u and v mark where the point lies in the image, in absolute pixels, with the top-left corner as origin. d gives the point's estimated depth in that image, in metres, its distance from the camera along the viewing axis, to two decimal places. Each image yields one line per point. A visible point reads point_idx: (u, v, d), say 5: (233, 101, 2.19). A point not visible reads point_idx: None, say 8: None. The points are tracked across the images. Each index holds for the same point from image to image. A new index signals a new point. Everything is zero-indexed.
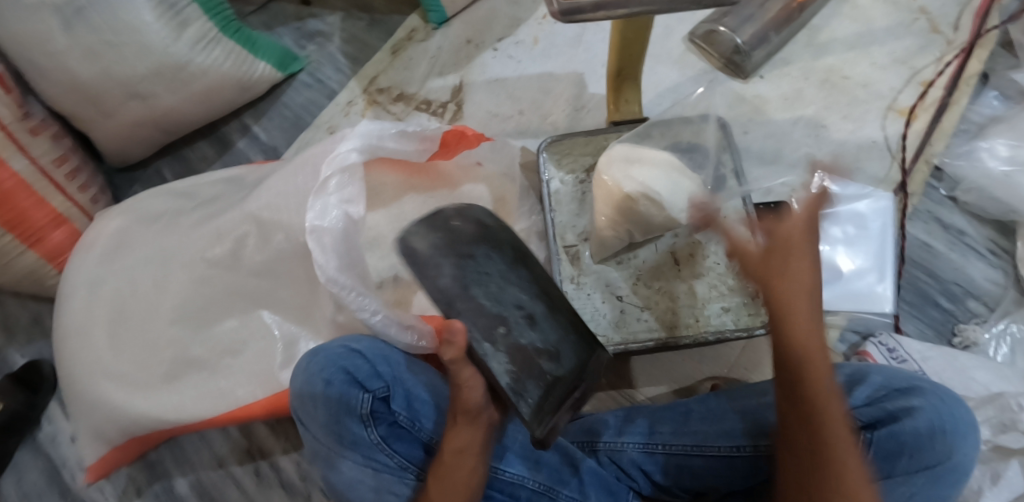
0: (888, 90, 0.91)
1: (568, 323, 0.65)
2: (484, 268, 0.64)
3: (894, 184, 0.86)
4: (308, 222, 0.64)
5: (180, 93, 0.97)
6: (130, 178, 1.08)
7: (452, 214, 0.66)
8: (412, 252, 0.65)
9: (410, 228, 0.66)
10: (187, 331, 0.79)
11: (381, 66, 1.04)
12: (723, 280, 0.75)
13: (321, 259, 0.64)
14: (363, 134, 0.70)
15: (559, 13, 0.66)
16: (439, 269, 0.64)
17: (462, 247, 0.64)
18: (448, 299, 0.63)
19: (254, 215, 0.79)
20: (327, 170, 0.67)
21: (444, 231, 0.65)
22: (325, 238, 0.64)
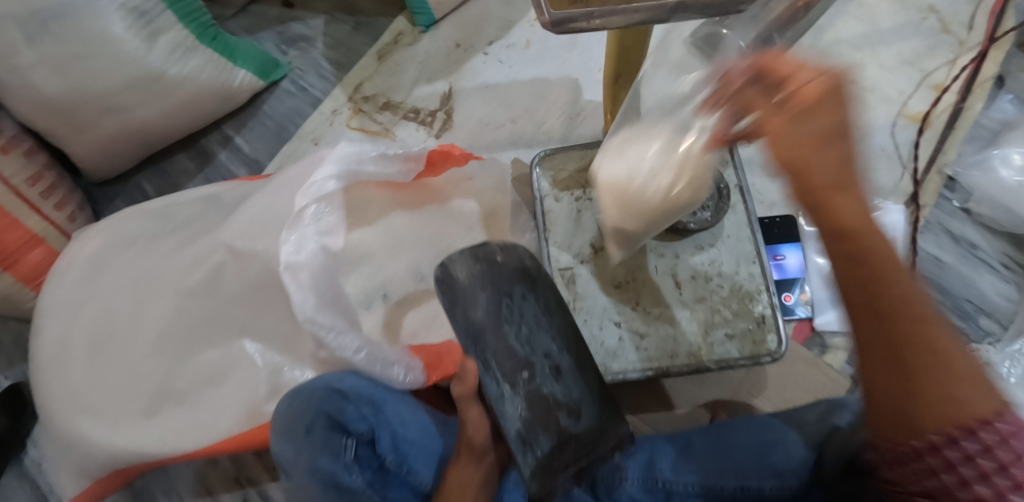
0: (897, 94, 0.87)
1: (593, 384, 0.64)
2: (522, 307, 0.62)
3: (905, 195, 0.82)
4: (284, 259, 0.60)
5: (157, 106, 0.92)
6: (110, 192, 1.04)
7: (498, 246, 0.64)
8: (450, 279, 0.62)
9: (455, 254, 0.63)
10: (165, 363, 0.75)
11: (366, 72, 0.99)
12: (727, 304, 0.71)
13: (298, 298, 0.61)
14: (340, 159, 0.66)
15: (550, 23, 0.61)
16: (474, 300, 0.61)
17: (502, 283, 0.62)
18: (477, 334, 0.61)
19: (228, 244, 0.75)
20: (304, 200, 0.64)
21: (488, 263, 0.63)
22: (302, 274, 0.61)
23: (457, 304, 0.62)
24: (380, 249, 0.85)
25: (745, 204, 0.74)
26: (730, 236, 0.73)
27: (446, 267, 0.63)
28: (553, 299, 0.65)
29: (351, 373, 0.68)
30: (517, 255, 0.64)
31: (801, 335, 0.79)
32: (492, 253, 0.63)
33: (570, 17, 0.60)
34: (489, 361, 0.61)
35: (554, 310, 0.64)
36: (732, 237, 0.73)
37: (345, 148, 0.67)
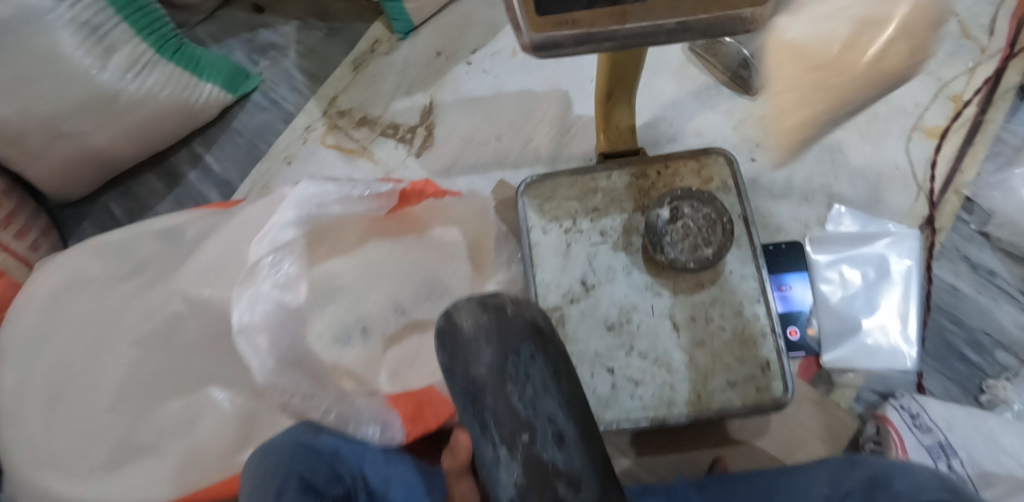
0: (913, 106, 0.80)
1: (604, 461, 0.53)
2: (529, 364, 0.54)
3: (920, 219, 0.77)
4: (235, 322, 0.54)
5: (113, 129, 0.86)
6: (78, 215, 0.97)
7: (509, 300, 0.57)
8: (453, 329, 0.56)
9: (462, 302, 0.57)
10: (126, 417, 0.70)
11: (341, 84, 0.93)
12: (728, 349, 0.66)
13: (254, 362, 0.55)
14: (300, 202, 0.60)
15: (531, 45, 0.52)
16: (477, 353, 0.54)
17: (508, 337, 0.54)
18: (476, 393, 0.54)
19: (185, 292, 0.72)
20: (258, 250, 0.58)
21: (498, 313, 0.56)
22: (257, 338, 0.55)
23: (458, 358, 0.55)
24: (356, 280, 0.78)
25: (750, 237, 0.68)
26: (734, 272, 0.68)
27: (450, 315, 0.56)
28: (565, 360, 0.57)
29: (309, 427, 0.62)
30: (529, 309, 0.56)
31: (808, 373, 0.75)
32: (502, 304, 0.56)
33: (554, 42, 0.52)
34: (486, 423, 0.53)
35: (564, 370, 0.55)
36: (736, 274, 0.68)
37: (306, 188, 0.61)
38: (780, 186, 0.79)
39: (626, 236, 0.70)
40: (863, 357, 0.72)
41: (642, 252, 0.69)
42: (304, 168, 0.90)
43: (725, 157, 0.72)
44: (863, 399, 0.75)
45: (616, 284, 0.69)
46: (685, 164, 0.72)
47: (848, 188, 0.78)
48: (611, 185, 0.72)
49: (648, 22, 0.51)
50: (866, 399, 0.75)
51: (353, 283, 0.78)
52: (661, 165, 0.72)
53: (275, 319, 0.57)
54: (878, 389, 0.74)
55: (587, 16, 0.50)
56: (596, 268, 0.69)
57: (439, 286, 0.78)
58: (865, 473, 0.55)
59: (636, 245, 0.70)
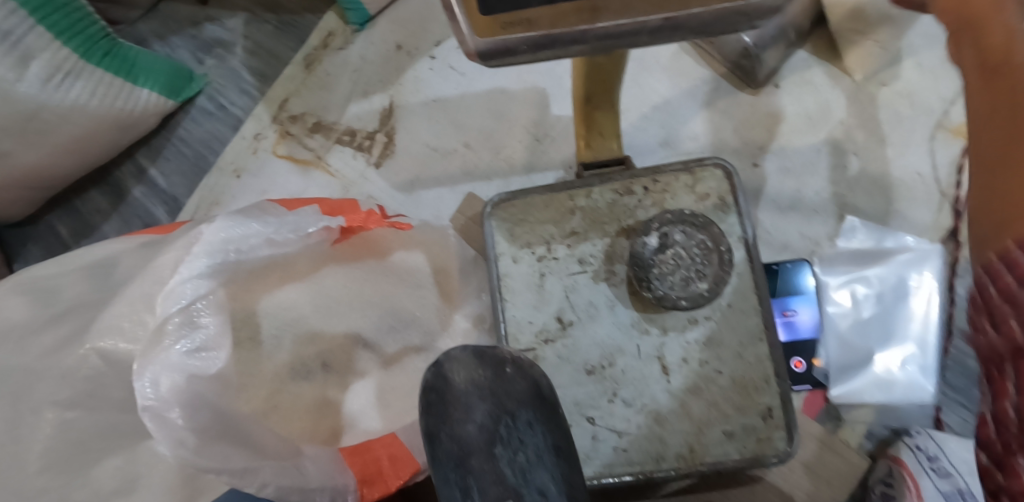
0: (938, 101, 0.69)
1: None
2: (523, 430, 0.46)
3: (944, 231, 0.67)
4: (140, 401, 0.48)
5: (40, 147, 0.77)
6: (22, 236, 0.89)
7: (510, 357, 0.49)
8: (442, 384, 0.48)
9: (455, 353, 0.49)
10: (57, 480, 0.60)
11: (293, 85, 0.83)
12: (724, 395, 0.58)
13: (167, 446, 0.48)
14: (212, 246, 0.54)
15: (478, 53, 0.41)
16: (467, 412, 0.46)
17: (501, 398, 0.47)
18: (462, 456, 0.44)
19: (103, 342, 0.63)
20: (166, 310, 0.52)
21: (496, 372, 0.48)
22: (171, 415, 0.48)
23: (443, 416, 0.46)
24: (312, 312, 0.71)
25: (752, 264, 0.59)
26: (734, 306, 0.59)
27: (440, 367, 0.49)
28: (568, 437, 0.48)
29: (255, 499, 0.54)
30: (534, 371, 0.48)
31: (812, 408, 0.67)
32: (502, 360, 0.48)
33: (505, 47, 0.40)
34: (468, 492, 0.43)
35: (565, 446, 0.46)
36: (736, 308, 0.59)
37: (221, 227, 0.55)
38: (786, 197, 0.70)
39: (608, 265, 0.61)
40: (878, 390, 0.64)
41: (627, 284, 0.61)
42: (255, 182, 0.82)
43: (723, 168, 0.63)
44: (874, 434, 0.66)
45: (597, 321, 0.60)
46: (677, 178, 0.62)
47: (866, 199, 0.69)
48: (592, 205, 0.63)
49: (623, 19, 0.40)
50: (876, 434, 0.66)
51: (309, 318, 0.71)
52: (649, 179, 0.63)
53: (188, 392, 0.50)
54: (891, 424, 0.66)
55: (547, 15, 0.39)
56: (575, 303, 0.61)
57: (401, 318, 0.71)
58: None
59: (620, 275, 0.61)
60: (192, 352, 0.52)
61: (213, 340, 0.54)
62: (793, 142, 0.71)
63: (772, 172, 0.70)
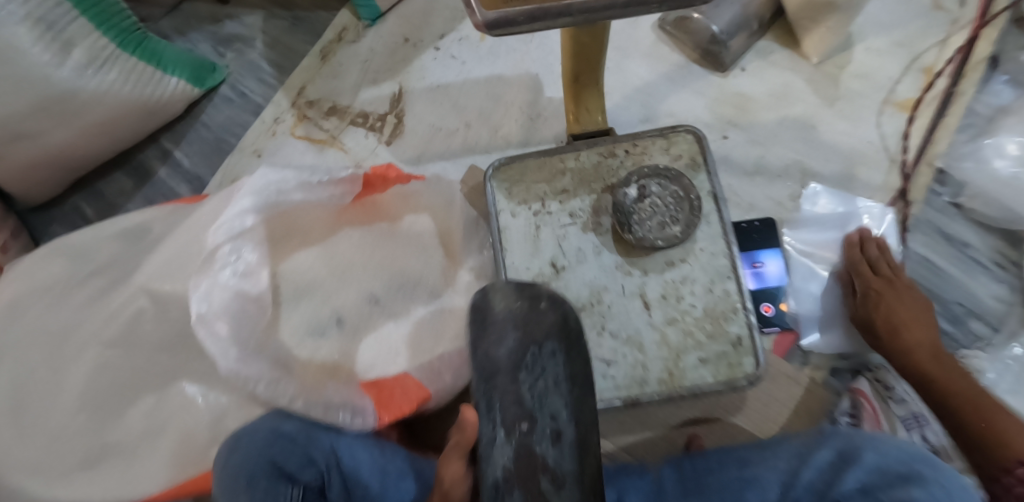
0: (886, 81, 0.79)
1: (591, 472, 0.55)
2: (544, 359, 0.57)
3: (894, 192, 0.76)
4: (193, 310, 0.53)
5: (73, 127, 0.84)
6: (47, 217, 0.96)
7: (544, 294, 0.61)
8: (487, 308, 0.60)
9: (500, 285, 0.61)
10: (95, 420, 0.70)
11: (308, 74, 0.92)
12: (699, 326, 0.65)
13: (218, 352, 0.54)
14: (258, 190, 0.59)
15: (486, 24, 0.50)
16: (501, 336, 0.58)
17: (530, 330, 0.58)
18: (492, 372, 0.57)
19: (144, 288, 0.71)
20: (216, 239, 0.57)
21: (530, 308, 0.60)
22: (218, 326, 0.54)
23: (484, 336, 0.59)
24: (327, 273, 0.77)
25: (719, 213, 0.68)
26: (704, 249, 0.67)
27: (487, 293, 0.61)
28: (585, 368, 0.58)
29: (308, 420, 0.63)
30: (560, 309, 0.60)
31: (782, 348, 0.73)
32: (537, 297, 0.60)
33: (506, 19, 0.49)
34: (493, 402, 0.56)
35: (577, 376, 0.57)
36: (706, 250, 0.67)
37: (260, 177, 0.59)
38: (752, 164, 0.78)
39: (595, 217, 0.70)
40: (837, 334, 0.73)
41: (612, 233, 0.69)
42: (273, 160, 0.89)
43: (694, 133, 0.71)
44: (839, 373, 0.73)
45: (584, 265, 0.68)
46: (653, 142, 0.71)
47: (823, 164, 0.77)
48: (580, 166, 0.71)
49: None
50: (841, 373, 0.73)
51: (325, 279, 0.77)
52: (629, 143, 0.71)
53: (236, 306, 0.56)
54: (853, 363, 0.73)
55: None
56: (566, 250, 0.69)
57: (407, 277, 0.78)
58: (833, 449, 0.54)
59: (606, 226, 0.69)
60: (239, 275, 0.57)
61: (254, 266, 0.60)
62: (759, 117, 0.80)
63: (740, 143, 0.79)
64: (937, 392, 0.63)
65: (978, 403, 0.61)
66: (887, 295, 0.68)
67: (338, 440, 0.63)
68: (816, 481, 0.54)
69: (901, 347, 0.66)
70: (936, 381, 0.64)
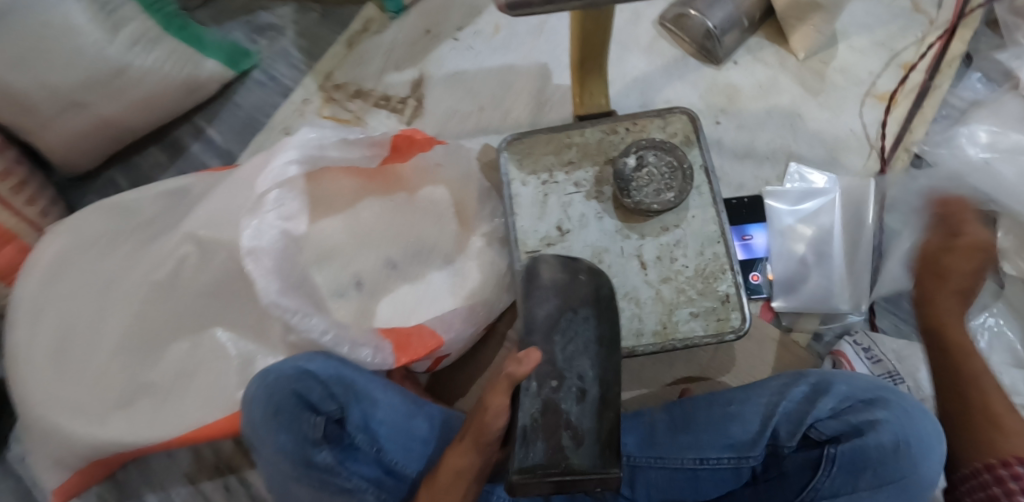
0: (866, 75, 0.87)
1: (610, 429, 0.59)
2: (578, 324, 0.63)
3: (873, 174, 0.83)
4: (245, 244, 0.60)
5: (120, 100, 0.91)
6: (83, 188, 1.02)
7: (585, 267, 0.67)
8: (533, 276, 0.66)
9: (548, 258, 0.67)
10: (135, 358, 0.77)
11: (336, 60, 0.99)
12: (691, 284, 0.72)
13: (262, 283, 0.60)
14: (301, 144, 0.66)
15: (506, 7, 0.58)
16: (542, 302, 0.64)
17: (570, 298, 0.64)
18: (531, 330, 0.63)
19: (193, 234, 0.77)
20: (264, 185, 0.64)
21: (572, 279, 0.66)
22: (265, 259, 0.61)
23: (528, 301, 0.65)
24: (348, 241, 0.83)
25: (710, 185, 0.75)
26: (695, 216, 0.74)
27: (536, 262, 0.67)
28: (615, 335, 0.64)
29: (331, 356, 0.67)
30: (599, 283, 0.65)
31: (767, 314, 0.80)
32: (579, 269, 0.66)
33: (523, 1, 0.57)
34: None
35: (604, 342, 0.63)
36: (697, 217, 0.74)
37: (305, 133, 0.67)
38: (742, 147, 0.86)
39: (598, 187, 0.76)
40: (819, 300, 0.78)
41: (613, 201, 0.76)
42: None
43: (688, 115, 0.79)
44: (822, 337, 0.80)
45: (587, 229, 0.75)
46: (651, 121, 0.78)
47: (807, 149, 0.85)
48: (584, 142, 0.79)
49: None
50: (823, 338, 0.79)
51: (345, 245, 0.83)
52: (629, 122, 0.78)
53: (281, 244, 0.62)
54: (835, 328, 0.79)
55: None
56: (571, 216, 0.76)
57: (424, 243, 0.84)
58: (808, 383, 0.61)
59: (607, 194, 0.76)
60: (283, 218, 0.63)
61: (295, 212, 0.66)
62: (748, 106, 0.87)
63: (731, 129, 0.86)
64: (942, 350, 0.62)
65: (991, 410, 0.58)
66: (964, 260, 0.64)
67: (357, 382, 0.67)
68: (793, 410, 0.61)
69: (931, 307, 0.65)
70: (948, 339, 0.62)
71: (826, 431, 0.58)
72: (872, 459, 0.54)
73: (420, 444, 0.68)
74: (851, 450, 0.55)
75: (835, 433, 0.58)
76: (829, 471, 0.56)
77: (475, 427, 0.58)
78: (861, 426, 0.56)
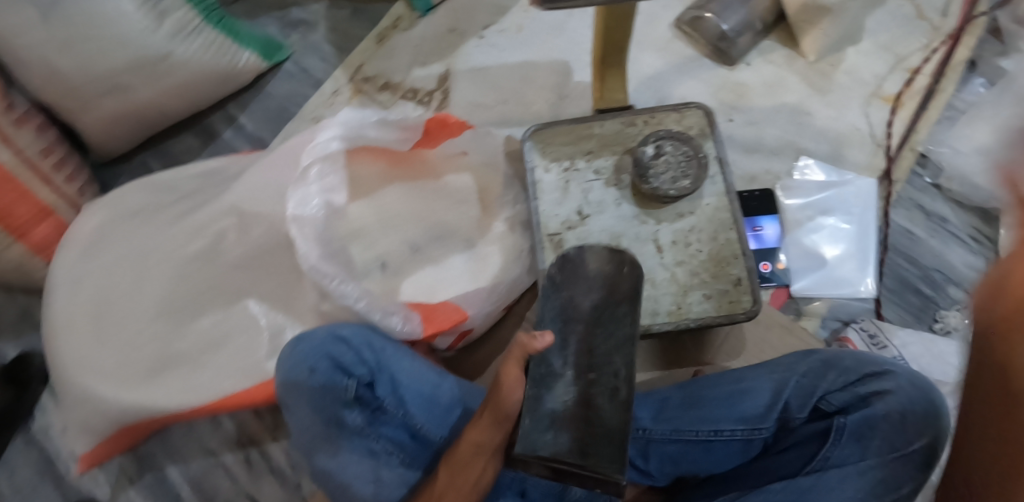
0: (873, 77, 0.91)
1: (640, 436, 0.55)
2: (616, 319, 0.61)
3: (878, 172, 0.87)
4: (290, 211, 0.65)
5: (159, 85, 0.94)
6: (115, 170, 1.06)
7: (631, 260, 0.65)
8: (580, 263, 0.66)
9: (595, 247, 0.67)
10: (169, 325, 0.79)
11: (365, 55, 1.04)
12: (704, 267, 0.75)
13: (303, 248, 0.65)
14: (343, 123, 0.70)
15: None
16: (587, 290, 0.64)
17: (610, 290, 0.64)
18: (571, 318, 0.62)
19: (237, 207, 0.80)
20: (308, 159, 0.69)
21: (616, 274, 0.65)
22: (306, 227, 0.66)
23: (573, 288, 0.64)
24: (375, 223, 0.85)
25: (723, 175, 0.78)
26: (710, 204, 0.77)
27: (584, 255, 0.66)
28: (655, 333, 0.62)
29: (369, 329, 0.72)
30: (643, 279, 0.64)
31: (778, 301, 0.83)
32: (626, 260, 0.65)
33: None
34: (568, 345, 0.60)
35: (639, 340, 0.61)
36: (711, 206, 0.77)
37: (346, 113, 0.71)
38: (753, 142, 0.89)
39: (617, 174, 0.80)
40: (827, 286, 0.82)
41: (631, 188, 0.79)
42: None
43: (703, 109, 0.82)
44: (828, 325, 0.83)
45: (606, 214, 0.79)
46: (668, 115, 0.82)
47: (814, 145, 0.89)
48: (604, 133, 0.82)
49: None
50: (830, 326, 0.83)
51: (370, 227, 0.85)
52: (647, 115, 0.82)
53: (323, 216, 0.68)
54: (841, 317, 0.83)
55: None
56: (590, 201, 0.79)
57: (447, 229, 0.86)
58: (817, 360, 0.63)
59: (626, 182, 0.80)
60: (325, 191, 0.68)
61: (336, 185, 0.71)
62: (757, 103, 0.91)
63: (742, 125, 0.90)
64: (1001, 384, 0.43)
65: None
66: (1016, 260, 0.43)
67: (383, 354, 0.71)
68: (803, 384, 0.62)
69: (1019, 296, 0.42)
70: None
71: (835, 403, 0.61)
72: (880, 428, 0.57)
73: (443, 410, 0.71)
74: (859, 419, 0.58)
75: (844, 404, 0.60)
76: (839, 439, 0.57)
77: (487, 403, 0.57)
78: (869, 397, 0.59)
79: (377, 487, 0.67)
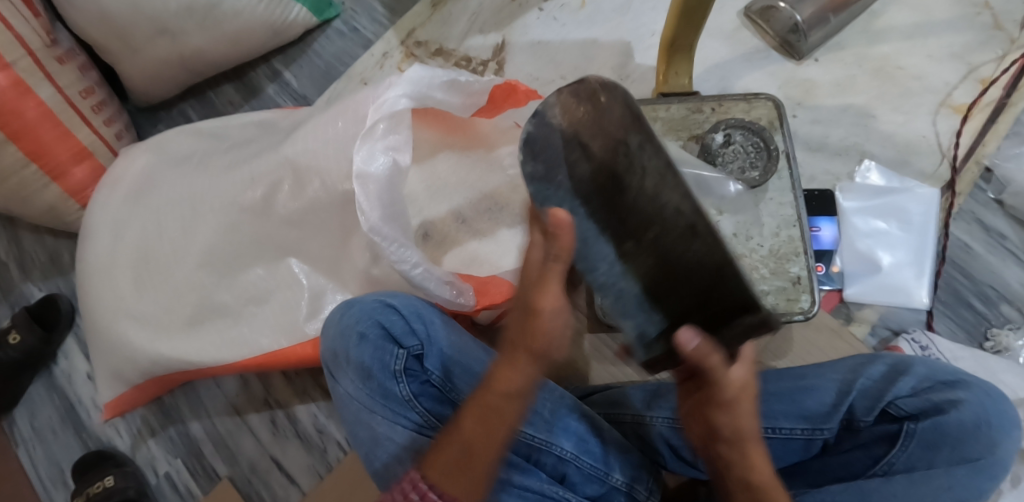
0: (943, 85, 0.88)
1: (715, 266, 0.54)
2: (622, 189, 0.58)
3: (942, 182, 0.85)
4: (356, 168, 0.68)
5: (210, 32, 0.91)
6: (153, 118, 1.04)
7: (590, 108, 0.58)
8: (551, 129, 0.60)
9: (551, 101, 0.59)
10: (212, 276, 0.78)
11: (419, 19, 1.01)
12: (763, 262, 0.74)
13: (365, 203, 0.67)
14: (412, 82, 0.72)
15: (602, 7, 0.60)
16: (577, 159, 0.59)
17: (604, 163, 0.58)
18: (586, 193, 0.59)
19: (291, 160, 0.76)
20: (375, 116, 0.70)
21: (586, 135, 0.58)
22: (371, 183, 0.68)
23: (553, 163, 0.60)
24: (424, 190, 0.84)
25: (790, 171, 0.76)
26: (773, 199, 0.76)
27: (543, 120, 0.59)
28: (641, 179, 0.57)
29: (418, 300, 0.71)
30: (605, 124, 0.58)
31: (830, 304, 0.82)
32: (594, 92, 0.58)
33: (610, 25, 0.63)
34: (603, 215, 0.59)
35: (661, 219, 0.56)
36: (774, 200, 0.76)
37: (417, 71, 0.72)
38: (816, 140, 0.88)
39: None
40: (882, 293, 0.81)
41: None
42: None
43: (773, 101, 0.79)
44: (877, 333, 0.82)
45: None
46: (736, 104, 0.79)
47: (877, 148, 0.87)
48: (669, 116, 0.79)
49: None
50: (880, 334, 0.82)
51: (420, 195, 0.84)
52: (715, 102, 0.79)
53: (389, 175, 0.69)
54: (891, 326, 0.82)
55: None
56: None
57: (496, 201, 0.84)
58: (885, 363, 0.61)
59: None
60: (388, 150, 0.70)
61: (401, 144, 0.71)
62: (824, 102, 0.89)
63: (805, 122, 0.88)
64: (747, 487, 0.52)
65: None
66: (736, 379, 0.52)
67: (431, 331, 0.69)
68: (869, 388, 0.60)
69: (739, 430, 0.52)
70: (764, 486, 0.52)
71: (905, 408, 0.58)
72: (951, 437, 0.56)
73: None
74: (931, 426, 0.56)
75: (914, 410, 0.58)
76: (905, 446, 0.57)
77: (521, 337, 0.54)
78: (942, 405, 0.57)
79: (381, 444, 0.66)
